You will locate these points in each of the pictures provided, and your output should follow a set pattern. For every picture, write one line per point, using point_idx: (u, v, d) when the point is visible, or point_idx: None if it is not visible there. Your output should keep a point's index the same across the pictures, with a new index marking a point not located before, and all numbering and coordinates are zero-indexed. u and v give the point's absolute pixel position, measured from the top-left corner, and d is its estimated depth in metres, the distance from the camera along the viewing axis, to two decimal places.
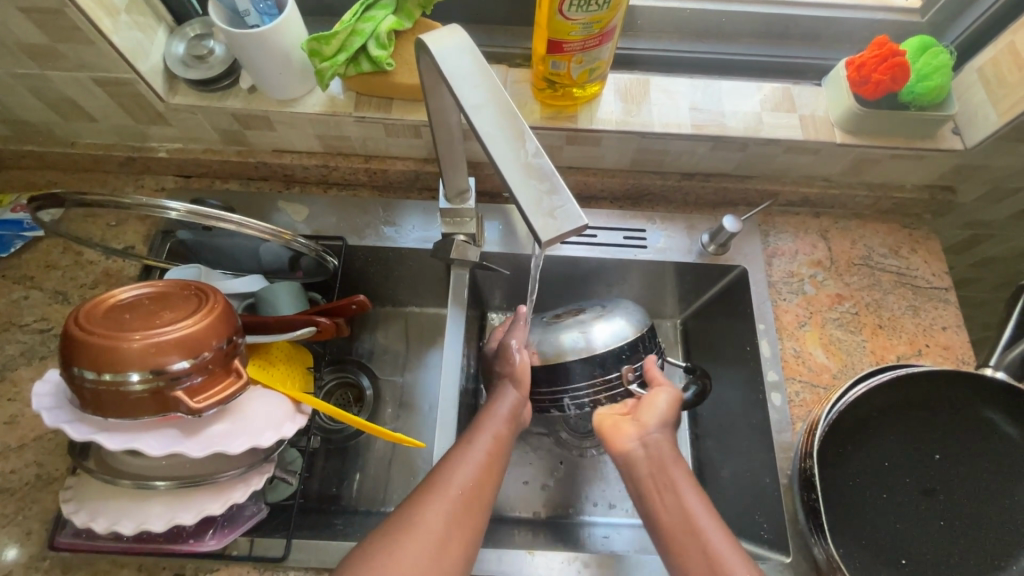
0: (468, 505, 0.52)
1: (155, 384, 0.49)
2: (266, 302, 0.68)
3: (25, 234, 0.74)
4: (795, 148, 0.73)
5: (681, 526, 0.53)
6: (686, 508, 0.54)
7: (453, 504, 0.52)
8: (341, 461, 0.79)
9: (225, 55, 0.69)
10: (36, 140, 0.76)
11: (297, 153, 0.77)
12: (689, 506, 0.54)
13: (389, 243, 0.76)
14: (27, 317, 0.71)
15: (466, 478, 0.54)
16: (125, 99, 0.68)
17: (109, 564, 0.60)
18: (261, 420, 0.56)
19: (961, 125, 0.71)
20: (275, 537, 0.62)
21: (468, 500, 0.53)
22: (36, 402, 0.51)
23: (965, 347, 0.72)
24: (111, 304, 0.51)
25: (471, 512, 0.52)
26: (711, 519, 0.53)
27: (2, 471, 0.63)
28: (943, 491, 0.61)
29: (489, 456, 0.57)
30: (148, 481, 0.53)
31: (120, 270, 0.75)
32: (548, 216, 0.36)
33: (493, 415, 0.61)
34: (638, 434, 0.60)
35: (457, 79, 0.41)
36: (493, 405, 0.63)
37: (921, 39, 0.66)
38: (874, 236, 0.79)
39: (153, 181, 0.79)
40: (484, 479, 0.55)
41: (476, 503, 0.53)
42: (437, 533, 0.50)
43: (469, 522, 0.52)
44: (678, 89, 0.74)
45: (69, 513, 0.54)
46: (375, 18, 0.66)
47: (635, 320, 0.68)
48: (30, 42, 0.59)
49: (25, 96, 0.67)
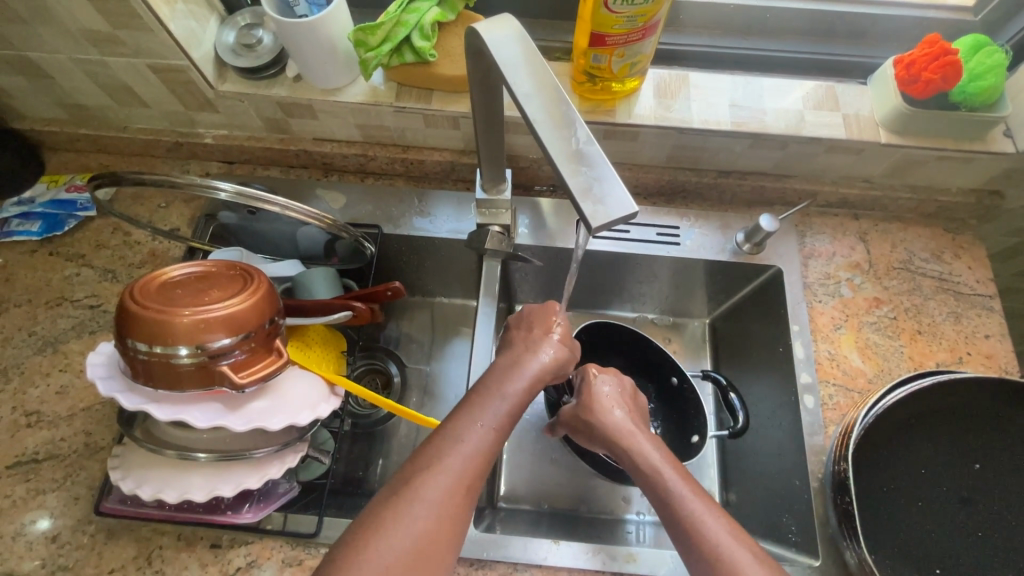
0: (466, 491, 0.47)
1: (202, 359, 0.51)
2: (304, 286, 0.70)
3: (78, 214, 0.78)
4: (838, 148, 0.71)
5: (685, 528, 0.49)
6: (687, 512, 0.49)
7: (450, 491, 0.46)
8: (368, 445, 0.81)
9: (272, 44, 0.71)
10: (91, 124, 0.79)
11: (337, 142, 0.79)
12: (692, 511, 0.49)
13: (423, 233, 0.77)
14: (78, 293, 0.74)
15: (467, 463, 0.48)
16: (177, 86, 0.70)
17: (150, 532, 0.62)
18: (298, 400, 0.57)
19: (1014, 127, 0.69)
20: (307, 513, 0.64)
21: (465, 486, 0.47)
22: (90, 371, 0.54)
23: (1008, 356, 0.70)
24: (162, 280, 0.53)
25: (464, 501, 0.47)
26: (713, 516, 0.48)
27: (52, 438, 0.66)
28: (982, 501, 0.60)
29: (497, 434, 0.51)
30: (191, 452, 0.56)
31: (165, 251, 0.77)
32: (598, 203, 0.36)
33: (516, 381, 0.55)
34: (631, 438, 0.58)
35: (508, 67, 0.42)
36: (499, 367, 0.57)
37: (975, 38, 0.64)
38: (915, 240, 0.77)
39: (198, 166, 0.82)
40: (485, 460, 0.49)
41: (474, 489, 0.48)
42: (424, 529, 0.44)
43: (464, 509, 0.47)
44: (718, 85, 0.73)
45: (116, 480, 0.57)
46: (419, 9, 0.67)
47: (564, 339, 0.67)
48: (93, 29, 0.61)
49: (83, 80, 0.70)
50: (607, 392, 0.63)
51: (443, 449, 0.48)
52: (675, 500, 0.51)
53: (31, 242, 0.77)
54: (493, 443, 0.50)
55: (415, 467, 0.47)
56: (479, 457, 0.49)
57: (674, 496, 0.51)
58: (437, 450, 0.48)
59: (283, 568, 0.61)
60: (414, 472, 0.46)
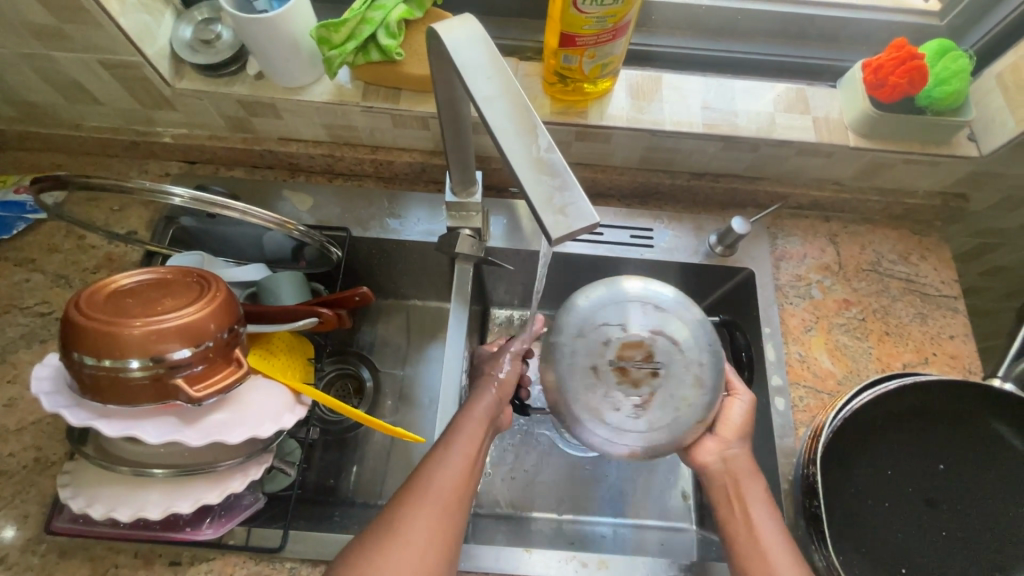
0: (450, 512, 0.52)
1: (155, 371, 0.48)
2: (269, 292, 0.68)
3: (28, 216, 0.74)
4: (808, 150, 0.72)
5: (749, 534, 0.56)
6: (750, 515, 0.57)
7: (432, 516, 0.51)
8: (339, 453, 0.79)
9: (232, 40, 0.68)
10: (41, 122, 0.75)
11: (303, 142, 0.76)
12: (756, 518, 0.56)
13: (393, 235, 0.76)
14: (28, 300, 0.71)
15: (446, 488, 0.53)
16: (132, 83, 0.67)
17: (105, 550, 0.59)
18: (261, 411, 0.55)
19: (977, 131, 0.70)
20: (272, 527, 0.62)
21: (444, 512, 0.52)
22: (35, 386, 0.51)
23: (972, 356, 0.71)
24: (112, 289, 0.51)
25: (448, 526, 0.51)
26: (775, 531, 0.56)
27: (0, 453, 0.63)
28: (946, 501, 0.61)
29: (469, 458, 0.55)
30: (146, 468, 0.53)
31: (122, 254, 0.74)
32: (559, 212, 0.35)
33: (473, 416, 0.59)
34: (718, 448, 0.61)
35: (470, 70, 0.40)
36: (472, 404, 0.60)
37: (940, 43, 0.65)
38: (884, 241, 0.78)
39: (157, 166, 0.78)
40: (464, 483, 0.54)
41: (457, 507, 0.52)
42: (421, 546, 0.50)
43: (450, 524, 0.51)
44: (690, 86, 0.73)
45: (66, 499, 0.54)
46: (385, 6, 0.65)
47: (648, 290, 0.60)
48: (38, 22, 0.58)
49: (30, 76, 0.66)
50: (739, 406, 0.63)
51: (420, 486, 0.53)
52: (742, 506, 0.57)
53: None
54: (466, 466, 0.55)
55: (407, 485, 0.53)
56: (457, 478, 0.54)
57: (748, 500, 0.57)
58: (425, 472, 0.54)
59: None
60: (412, 489, 0.53)
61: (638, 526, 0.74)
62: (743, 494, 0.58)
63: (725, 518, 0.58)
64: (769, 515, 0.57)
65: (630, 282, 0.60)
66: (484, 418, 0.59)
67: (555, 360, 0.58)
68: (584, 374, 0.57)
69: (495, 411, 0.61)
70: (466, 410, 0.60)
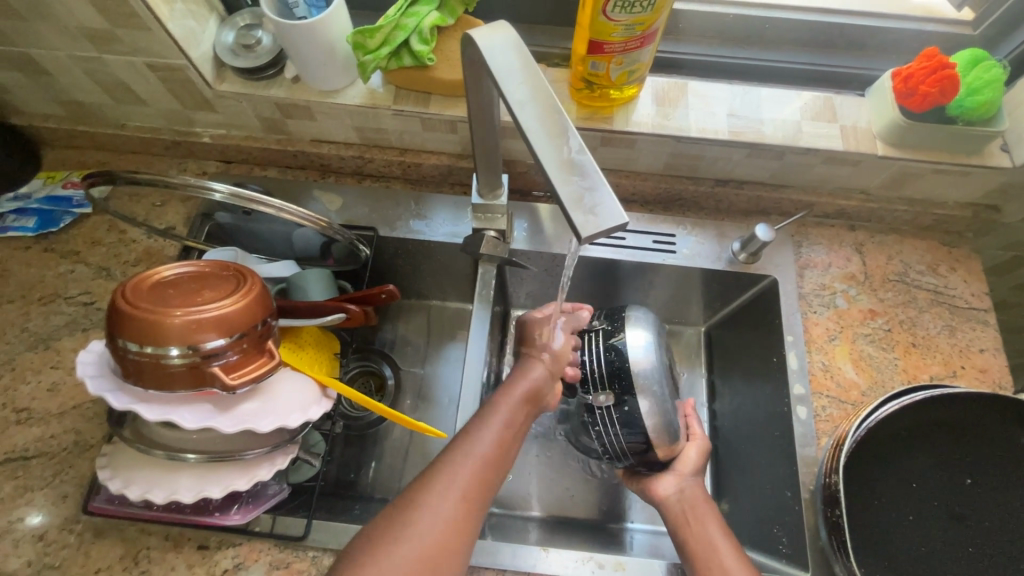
0: (471, 497, 0.51)
1: (193, 359, 0.50)
2: (298, 287, 0.70)
3: (74, 210, 0.78)
4: (834, 159, 0.71)
5: (705, 550, 0.57)
6: (707, 537, 0.58)
7: (455, 496, 0.51)
8: (360, 448, 0.80)
9: (271, 44, 0.71)
10: (89, 121, 0.79)
11: (334, 144, 0.79)
12: (711, 534, 0.58)
13: (419, 236, 0.77)
14: (72, 290, 0.74)
15: (472, 468, 0.53)
16: (176, 84, 0.70)
17: (137, 532, 0.62)
18: (289, 401, 0.57)
19: (1011, 141, 0.69)
20: (296, 516, 0.63)
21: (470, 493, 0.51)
22: (80, 370, 0.54)
23: (1002, 370, 0.70)
24: (155, 280, 0.53)
25: (469, 515, 0.51)
26: (732, 548, 0.57)
27: (42, 435, 0.66)
28: (973, 517, 0.59)
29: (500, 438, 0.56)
30: (180, 453, 0.55)
31: (160, 249, 0.77)
32: (588, 212, 0.36)
33: (509, 395, 0.59)
34: (676, 481, 0.63)
35: (503, 75, 0.42)
36: (512, 384, 0.60)
37: (973, 52, 0.64)
38: (912, 252, 0.77)
39: (195, 165, 0.82)
40: (491, 466, 0.54)
41: (481, 492, 0.52)
42: (431, 538, 0.48)
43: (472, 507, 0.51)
44: (716, 94, 0.73)
45: (103, 480, 0.56)
46: (419, 14, 0.68)
47: (650, 332, 0.64)
48: (92, 26, 0.61)
49: (82, 78, 0.70)
50: (694, 451, 0.65)
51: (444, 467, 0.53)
52: (697, 525, 0.59)
53: (26, 238, 0.77)
54: (498, 447, 0.55)
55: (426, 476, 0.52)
56: (485, 460, 0.54)
57: (699, 518, 0.60)
58: (450, 456, 0.53)
59: (271, 571, 0.61)
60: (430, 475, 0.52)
61: (655, 532, 0.74)
62: (700, 518, 0.60)
63: (685, 540, 0.59)
64: (727, 539, 0.58)
65: (641, 330, 0.63)
66: (533, 389, 0.60)
67: (642, 357, 0.62)
68: (664, 374, 0.62)
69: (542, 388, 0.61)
70: (509, 386, 0.60)
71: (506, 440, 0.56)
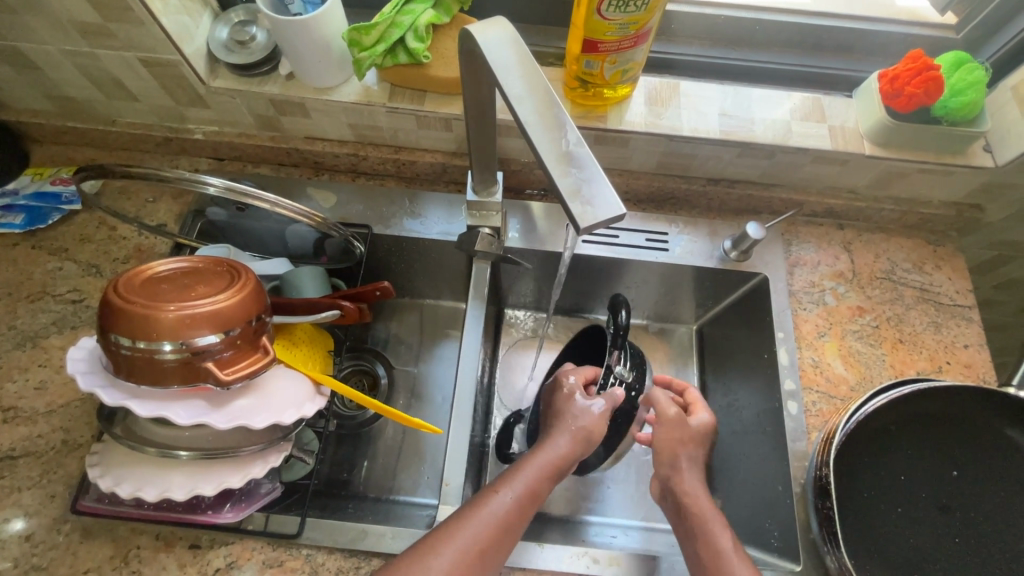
0: (480, 557, 0.49)
1: (186, 355, 0.50)
2: (291, 285, 0.69)
3: (63, 207, 0.77)
4: (823, 158, 0.73)
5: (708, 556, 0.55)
6: (716, 551, 0.55)
7: (467, 552, 0.49)
8: (353, 447, 0.80)
9: (266, 41, 0.71)
10: (78, 117, 0.78)
11: (329, 141, 0.78)
12: (716, 539, 0.56)
13: (413, 234, 0.77)
14: (61, 288, 0.73)
15: (486, 528, 0.50)
16: (168, 80, 0.70)
17: (127, 531, 0.61)
18: (283, 398, 0.57)
19: (992, 142, 0.71)
20: (290, 514, 0.63)
21: (480, 552, 0.49)
22: (71, 366, 0.53)
23: (986, 365, 0.71)
24: (148, 275, 0.52)
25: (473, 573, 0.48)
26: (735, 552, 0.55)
27: (29, 434, 0.65)
28: (960, 508, 0.61)
29: (517, 506, 0.53)
30: (172, 450, 0.55)
31: (151, 246, 0.77)
32: (585, 203, 0.37)
33: (536, 462, 0.56)
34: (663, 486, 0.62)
35: (501, 69, 0.42)
36: (540, 450, 0.58)
37: (956, 55, 0.66)
38: (898, 250, 0.79)
39: (187, 162, 0.81)
40: (503, 534, 0.51)
41: (486, 559, 0.49)
42: None
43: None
44: (708, 94, 0.74)
45: (94, 477, 0.56)
46: (414, 11, 0.68)
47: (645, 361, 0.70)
48: (84, 21, 0.61)
49: (72, 73, 0.69)
50: (692, 475, 0.61)
51: (464, 518, 0.51)
52: (696, 524, 0.58)
53: (13, 235, 0.76)
54: (515, 516, 0.52)
55: (441, 527, 0.50)
56: (497, 527, 0.51)
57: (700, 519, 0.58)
58: (468, 512, 0.51)
59: (264, 569, 0.60)
60: (448, 525, 0.50)
61: (649, 529, 0.75)
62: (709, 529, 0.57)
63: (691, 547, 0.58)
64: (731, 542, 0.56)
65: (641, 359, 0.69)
66: (559, 460, 0.57)
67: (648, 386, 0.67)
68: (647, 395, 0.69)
69: (564, 463, 0.58)
70: (537, 450, 0.58)
71: (525, 508, 0.53)
